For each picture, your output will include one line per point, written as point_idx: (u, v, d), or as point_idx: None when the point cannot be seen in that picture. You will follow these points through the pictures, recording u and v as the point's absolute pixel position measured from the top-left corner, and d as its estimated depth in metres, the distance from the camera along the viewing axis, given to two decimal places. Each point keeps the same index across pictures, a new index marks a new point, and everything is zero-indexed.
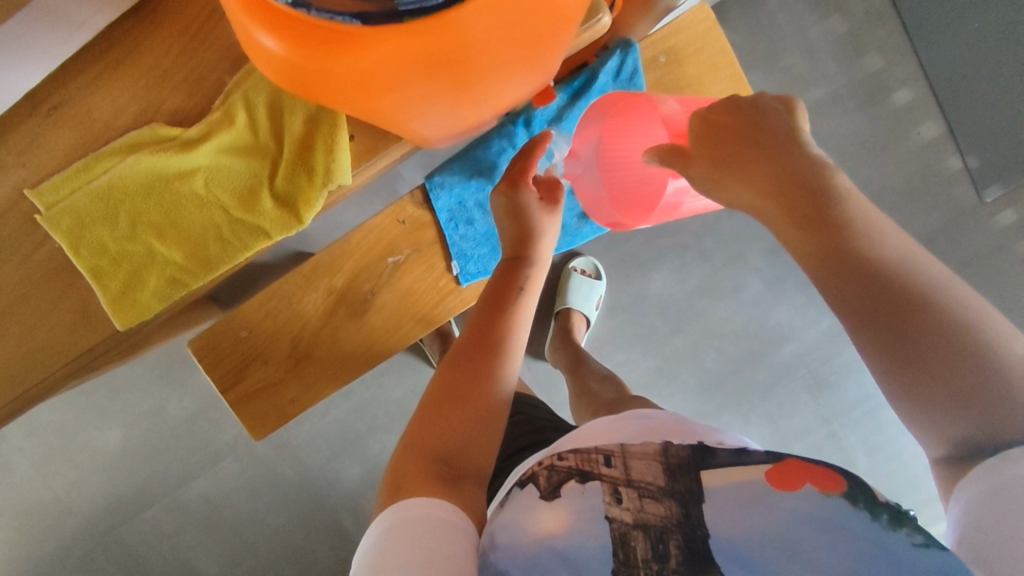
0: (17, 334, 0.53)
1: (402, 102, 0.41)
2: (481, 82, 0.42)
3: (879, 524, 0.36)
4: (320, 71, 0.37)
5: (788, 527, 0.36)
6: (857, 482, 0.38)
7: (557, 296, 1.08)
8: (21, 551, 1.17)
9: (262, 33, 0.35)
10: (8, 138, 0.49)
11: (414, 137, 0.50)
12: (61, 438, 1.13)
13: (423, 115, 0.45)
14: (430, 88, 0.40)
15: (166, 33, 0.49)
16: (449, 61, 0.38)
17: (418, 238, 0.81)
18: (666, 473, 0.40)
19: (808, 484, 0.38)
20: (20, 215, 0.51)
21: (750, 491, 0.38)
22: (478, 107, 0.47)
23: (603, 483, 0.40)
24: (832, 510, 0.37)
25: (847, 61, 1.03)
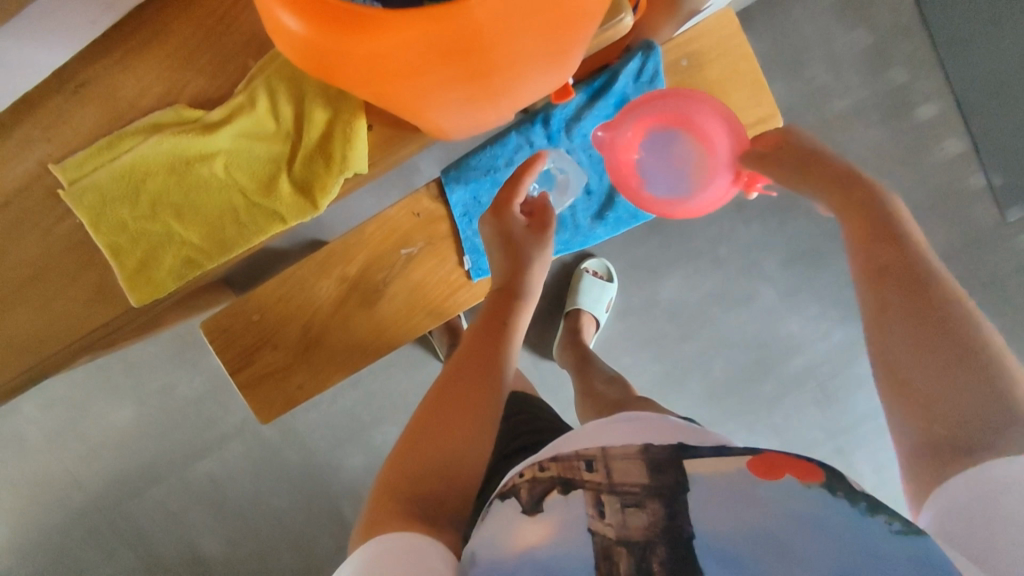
0: (35, 306, 0.55)
1: (419, 89, 0.42)
2: (495, 76, 0.43)
3: (858, 510, 0.35)
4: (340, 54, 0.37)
5: (775, 521, 0.34)
6: (833, 472, 0.38)
7: (568, 297, 1.08)
8: (29, 520, 1.19)
9: (282, 11, 0.36)
10: (38, 112, 0.51)
11: (431, 126, 0.51)
12: (73, 412, 1.15)
13: (439, 105, 0.45)
14: (445, 80, 0.41)
15: (192, 16, 0.50)
16: (466, 53, 0.38)
17: (432, 232, 0.81)
18: (651, 469, 0.38)
19: (788, 475, 0.37)
20: (43, 188, 0.53)
21: (734, 484, 0.37)
22: (493, 101, 0.47)
23: (586, 492, 0.38)
24: (815, 502, 0.35)
25: (872, 73, 1.02)
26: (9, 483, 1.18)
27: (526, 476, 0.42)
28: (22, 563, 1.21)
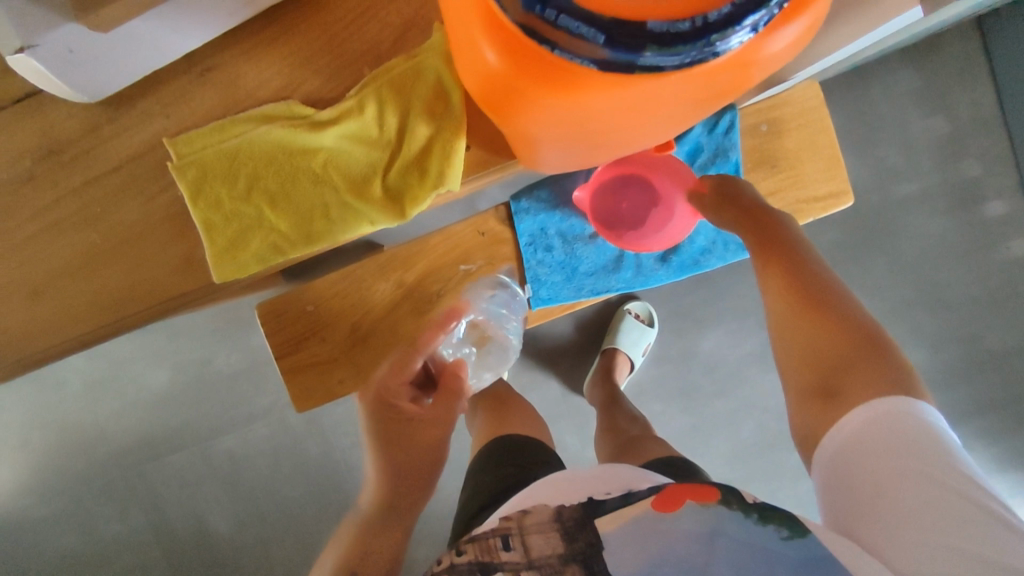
0: (126, 268, 0.58)
1: (569, 125, 0.44)
2: (622, 131, 0.46)
3: (750, 520, 0.42)
4: (520, 86, 0.40)
5: (685, 545, 0.41)
6: (726, 489, 0.44)
7: (607, 335, 1.09)
8: (51, 466, 1.23)
9: (485, 41, 0.38)
10: (162, 89, 0.55)
11: (550, 153, 0.52)
12: (113, 368, 1.19)
13: (573, 141, 0.48)
14: (586, 127, 0.44)
15: (321, 21, 0.53)
16: (619, 111, 0.42)
17: (493, 252, 0.83)
18: (564, 537, 0.43)
19: (686, 502, 0.44)
20: (154, 159, 0.56)
21: (644, 528, 0.43)
22: (617, 144, 0.50)
23: (506, 575, 0.42)
24: (715, 520, 0.42)
25: (944, 162, 1.03)
26: (40, 427, 1.22)
27: (444, 564, 0.44)
28: (36, 506, 1.24)
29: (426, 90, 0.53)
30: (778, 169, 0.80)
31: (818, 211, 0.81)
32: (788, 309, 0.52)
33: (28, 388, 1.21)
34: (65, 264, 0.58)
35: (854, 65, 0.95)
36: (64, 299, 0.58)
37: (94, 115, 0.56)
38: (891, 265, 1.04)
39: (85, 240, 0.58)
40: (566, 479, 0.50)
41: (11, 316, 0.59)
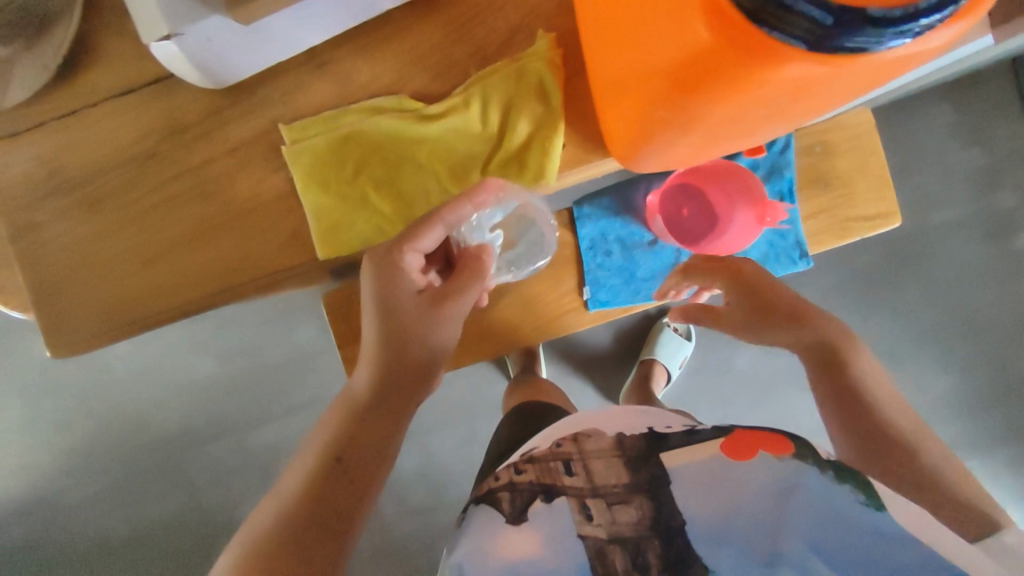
0: (236, 240, 0.64)
1: (722, 116, 0.41)
2: (757, 132, 0.45)
3: (826, 478, 0.46)
4: (701, 74, 0.36)
5: (752, 497, 0.47)
6: (801, 442, 0.47)
7: (645, 345, 1.13)
8: (93, 449, 1.26)
9: (693, 18, 0.34)
10: (282, 79, 0.60)
11: (656, 140, 0.49)
12: (162, 355, 1.24)
13: (706, 131, 0.44)
14: (727, 123, 0.42)
15: (433, 23, 0.58)
16: (782, 110, 0.40)
17: (555, 253, 0.86)
18: (629, 468, 0.50)
19: (760, 451, 0.48)
20: (268, 143, 0.61)
21: (709, 471, 0.48)
22: (739, 138, 0.47)
23: (570, 498, 0.50)
24: (792, 471, 0.46)
25: (979, 193, 1.07)
26: (86, 410, 1.25)
27: (505, 482, 0.53)
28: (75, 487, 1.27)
29: (529, 90, 0.57)
30: (831, 187, 0.84)
31: (867, 230, 0.84)
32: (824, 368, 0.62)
33: (78, 369, 1.25)
34: (179, 234, 0.64)
35: (897, 97, 0.99)
36: (177, 266, 0.65)
37: (216, 99, 0.61)
38: (926, 290, 1.07)
39: (201, 213, 0.64)
40: (620, 411, 0.56)
41: (130, 279, 0.65)
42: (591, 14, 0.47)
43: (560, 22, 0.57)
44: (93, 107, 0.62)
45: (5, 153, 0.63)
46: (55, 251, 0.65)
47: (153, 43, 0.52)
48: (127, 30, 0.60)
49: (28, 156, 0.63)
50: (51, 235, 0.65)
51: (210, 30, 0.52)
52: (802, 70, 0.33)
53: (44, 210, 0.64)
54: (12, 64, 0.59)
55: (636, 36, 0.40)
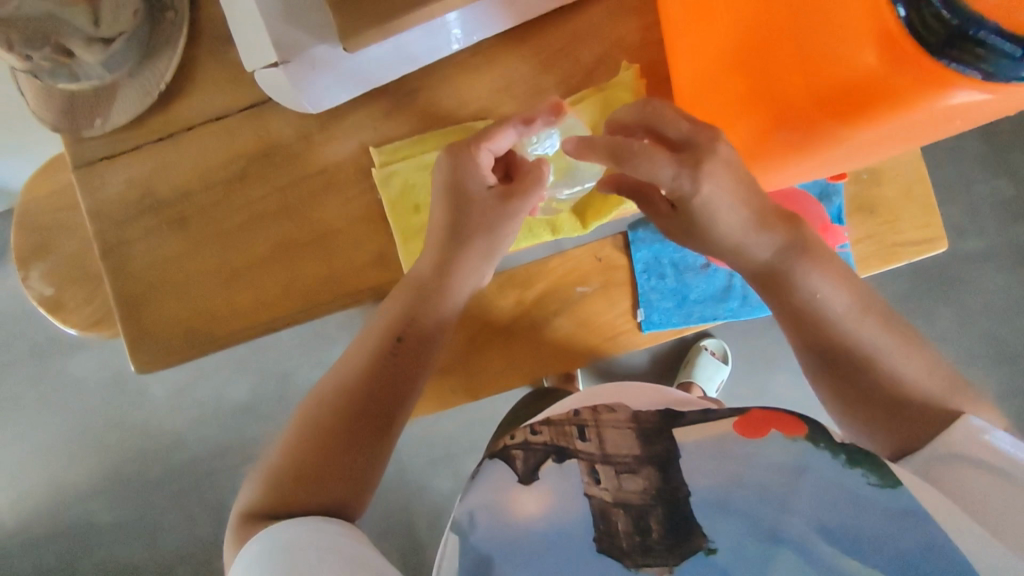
0: (320, 261, 0.64)
1: (859, 135, 0.42)
2: (883, 142, 0.46)
3: (836, 461, 0.46)
4: (854, 98, 0.37)
5: (756, 474, 0.48)
6: (816, 427, 0.48)
7: (681, 370, 1.14)
8: (127, 470, 1.25)
9: (862, 45, 0.34)
10: (373, 105, 0.63)
11: (771, 157, 0.50)
12: (199, 375, 1.24)
13: (832, 147, 0.45)
14: (858, 141, 0.43)
15: (521, 54, 0.61)
16: (920, 125, 0.40)
17: (608, 277, 0.87)
18: (641, 440, 0.52)
19: (773, 431, 0.49)
20: (357, 167, 0.63)
21: (719, 445, 0.50)
22: (855, 151, 0.48)
23: (580, 461, 0.51)
24: (800, 453, 0.47)
25: (1008, 223, 1.09)
26: (121, 430, 1.25)
27: (519, 441, 0.55)
28: (105, 510, 1.25)
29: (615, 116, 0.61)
30: (876, 214, 0.83)
31: (914, 253, 0.83)
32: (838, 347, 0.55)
33: (115, 391, 1.25)
34: (263, 252, 0.64)
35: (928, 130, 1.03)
36: (260, 283, 0.65)
37: (307, 124, 0.63)
38: (959, 316, 1.10)
39: (283, 233, 0.64)
40: (644, 397, 0.60)
41: (211, 296, 0.65)
42: (705, 31, 0.49)
43: (640, 55, 0.60)
44: (189, 130, 0.64)
45: (100, 173, 0.64)
46: (140, 269, 0.65)
47: (257, 70, 0.57)
48: (227, 57, 0.62)
49: (123, 177, 0.64)
50: (137, 252, 0.65)
51: (315, 58, 0.56)
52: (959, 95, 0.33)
53: (131, 230, 0.65)
54: (115, 87, 0.62)
55: (770, 56, 0.41)
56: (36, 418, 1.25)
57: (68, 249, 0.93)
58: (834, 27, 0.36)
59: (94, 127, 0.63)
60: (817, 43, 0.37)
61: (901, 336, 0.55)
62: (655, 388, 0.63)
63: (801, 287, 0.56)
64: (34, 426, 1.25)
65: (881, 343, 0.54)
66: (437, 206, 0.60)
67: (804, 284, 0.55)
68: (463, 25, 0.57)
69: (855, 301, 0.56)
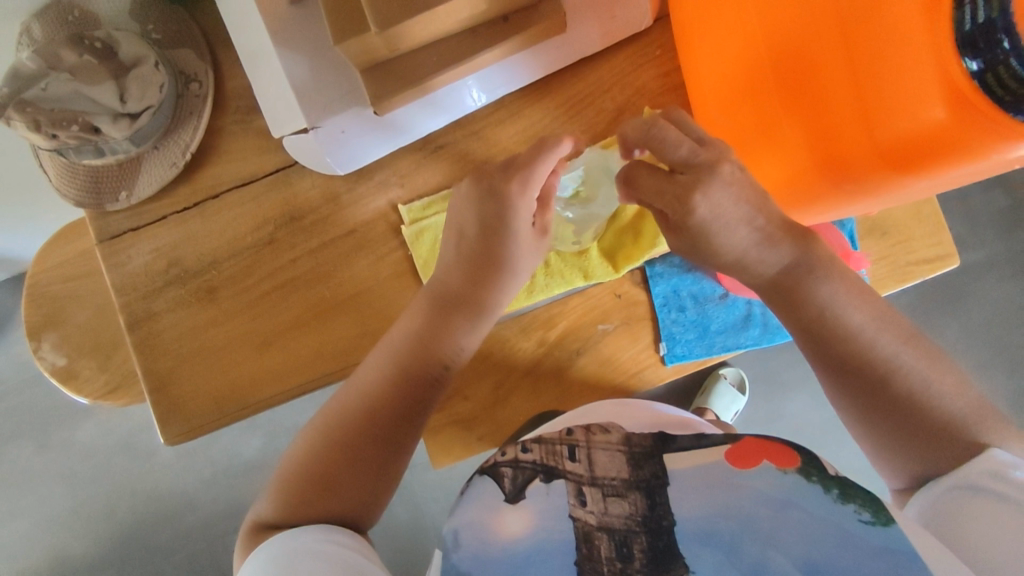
0: (354, 321, 0.64)
1: (909, 187, 0.43)
2: (920, 192, 0.47)
3: (829, 497, 0.42)
4: (915, 155, 0.39)
5: (749, 505, 0.43)
6: (810, 459, 0.44)
7: (698, 397, 1.12)
8: (133, 538, 1.19)
9: (926, 104, 0.36)
10: (399, 163, 0.64)
11: (807, 209, 0.52)
12: (204, 437, 1.18)
13: (876, 198, 0.47)
14: (904, 191, 0.45)
15: (545, 107, 0.63)
16: (967, 176, 0.42)
17: (630, 313, 0.83)
18: (631, 463, 0.47)
19: (765, 462, 0.45)
20: (386, 224, 0.64)
21: (710, 475, 0.45)
22: (889, 201, 0.50)
23: (568, 483, 0.46)
24: (791, 488, 0.43)
25: (1008, 231, 1.10)
26: (127, 496, 1.19)
27: (508, 457, 0.49)
28: None
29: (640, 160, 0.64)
30: (887, 234, 0.83)
31: (928, 271, 0.83)
32: (850, 368, 0.49)
33: (118, 457, 1.19)
34: (294, 317, 0.64)
35: None
36: (293, 348, 0.64)
37: (334, 184, 0.63)
38: (966, 329, 1.11)
39: (316, 295, 0.64)
40: (635, 417, 0.58)
41: (241, 364, 0.64)
42: (728, 87, 0.50)
43: (661, 100, 0.62)
44: (215, 199, 0.63)
45: (125, 247, 0.64)
46: (168, 341, 0.64)
47: (287, 135, 0.57)
48: (252, 124, 0.63)
49: (147, 250, 0.64)
50: (165, 324, 0.64)
51: (343, 122, 0.56)
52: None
53: (160, 300, 0.64)
54: (139, 160, 0.62)
55: (819, 111, 0.42)
56: (40, 490, 1.20)
57: (80, 319, 0.90)
58: (898, 84, 0.37)
59: (118, 200, 0.63)
60: (878, 99, 0.38)
61: (925, 355, 0.48)
62: (647, 406, 0.61)
63: (812, 296, 0.50)
64: (38, 498, 1.20)
65: (904, 362, 0.48)
66: (468, 236, 0.58)
67: (814, 294, 0.50)
68: (487, 83, 0.58)
69: (869, 310, 0.50)
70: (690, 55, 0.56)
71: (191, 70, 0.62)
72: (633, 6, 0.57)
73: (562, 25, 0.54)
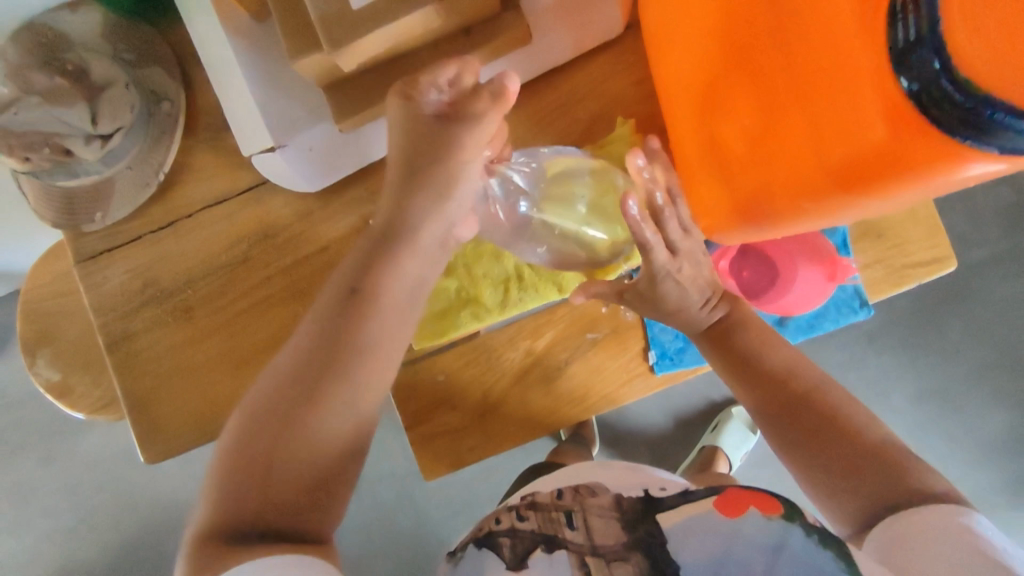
0: None
1: (869, 206, 0.41)
2: (888, 208, 0.45)
3: (812, 542, 0.43)
4: (865, 172, 0.37)
5: (743, 556, 0.43)
6: (792, 506, 0.46)
7: (708, 433, 1.12)
8: (137, 549, 1.20)
9: (870, 118, 0.35)
10: (371, 178, 0.63)
11: (778, 228, 0.50)
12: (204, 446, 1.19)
13: (841, 217, 0.45)
14: (871, 209, 0.43)
15: (517, 118, 0.62)
16: (925, 196, 0.40)
17: (618, 321, 0.82)
18: (625, 527, 0.47)
19: (752, 510, 0.46)
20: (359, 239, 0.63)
21: (703, 525, 0.46)
22: (861, 219, 0.48)
23: (570, 553, 0.46)
24: (778, 533, 0.44)
25: (1013, 227, 1.07)
26: (129, 507, 1.20)
27: (504, 527, 0.50)
28: None
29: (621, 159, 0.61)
30: (882, 239, 0.79)
31: (926, 275, 0.79)
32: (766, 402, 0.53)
33: (119, 469, 1.20)
34: (271, 336, 0.64)
35: None
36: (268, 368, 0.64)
37: (307, 201, 0.63)
38: (971, 328, 1.09)
39: (290, 314, 0.64)
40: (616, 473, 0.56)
41: (220, 384, 0.64)
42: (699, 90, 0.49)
43: (632, 110, 0.62)
44: (188, 218, 0.63)
45: (102, 268, 0.64)
46: (147, 361, 0.64)
47: (254, 155, 0.56)
48: (223, 141, 0.63)
49: (123, 270, 0.64)
50: (142, 345, 0.64)
51: (308, 139, 0.56)
52: (972, 171, 0.33)
53: (137, 320, 0.64)
54: (113, 181, 0.62)
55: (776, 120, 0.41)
56: (44, 502, 1.21)
57: (70, 334, 0.91)
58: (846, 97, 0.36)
59: (94, 222, 0.62)
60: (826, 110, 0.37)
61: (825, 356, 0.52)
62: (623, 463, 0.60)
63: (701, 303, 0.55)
64: (42, 511, 1.21)
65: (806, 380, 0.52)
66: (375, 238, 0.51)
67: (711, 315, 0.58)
68: None
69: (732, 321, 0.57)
70: (662, 62, 0.55)
71: (162, 89, 0.62)
72: (600, 16, 0.56)
73: (526, 36, 0.53)
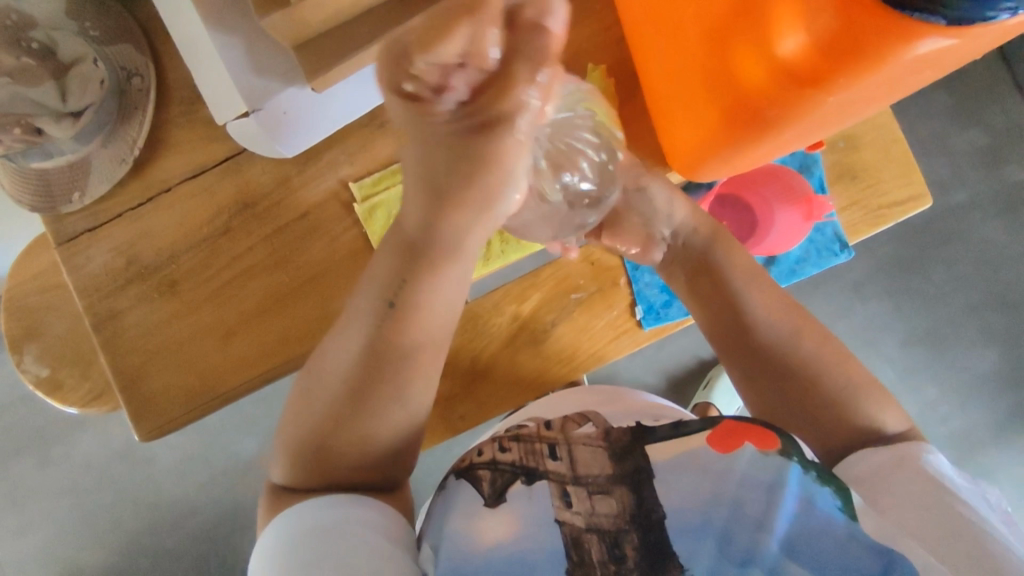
0: (312, 301, 0.64)
1: (821, 111, 0.46)
2: (841, 117, 0.50)
3: (807, 476, 0.50)
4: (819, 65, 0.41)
5: (733, 492, 0.51)
6: (787, 440, 0.52)
7: (700, 391, 1.13)
8: (142, 543, 1.20)
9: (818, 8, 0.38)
10: (348, 141, 0.64)
11: (738, 154, 0.54)
12: (201, 438, 1.19)
13: (794, 131, 0.49)
14: (820, 118, 0.48)
15: None
16: (878, 92, 0.45)
17: (603, 279, 0.83)
18: (612, 458, 0.53)
19: (748, 445, 0.52)
20: (338, 202, 0.64)
21: (688, 460, 0.52)
22: (808, 135, 0.53)
23: (549, 482, 0.53)
24: (773, 469, 0.51)
25: (987, 169, 1.10)
26: (130, 503, 1.20)
27: (485, 459, 0.56)
28: None
29: None
30: (858, 179, 0.79)
31: (903, 213, 0.79)
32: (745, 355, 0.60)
33: (118, 467, 1.20)
34: (257, 304, 0.64)
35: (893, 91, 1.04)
36: (258, 336, 0.64)
37: (285, 168, 0.63)
38: (952, 271, 1.11)
39: (275, 282, 0.64)
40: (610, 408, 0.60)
41: (210, 355, 0.64)
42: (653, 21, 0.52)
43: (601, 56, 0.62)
44: (167, 192, 0.63)
45: (83, 248, 0.63)
46: (133, 339, 0.64)
47: (230, 122, 0.57)
48: (197, 113, 0.63)
49: (106, 249, 0.64)
50: (129, 322, 0.64)
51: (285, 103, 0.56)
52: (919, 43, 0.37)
53: (123, 299, 0.64)
54: (87, 159, 0.62)
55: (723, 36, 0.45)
56: (44, 505, 1.21)
57: (57, 329, 0.91)
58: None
59: (72, 202, 0.62)
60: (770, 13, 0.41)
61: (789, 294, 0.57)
62: (617, 391, 0.63)
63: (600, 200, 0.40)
64: (42, 514, 1.21)
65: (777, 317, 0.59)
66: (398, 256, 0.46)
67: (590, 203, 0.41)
68: None
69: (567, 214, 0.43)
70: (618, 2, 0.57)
71: (133, 65, 0.62)
72: None
73: None
